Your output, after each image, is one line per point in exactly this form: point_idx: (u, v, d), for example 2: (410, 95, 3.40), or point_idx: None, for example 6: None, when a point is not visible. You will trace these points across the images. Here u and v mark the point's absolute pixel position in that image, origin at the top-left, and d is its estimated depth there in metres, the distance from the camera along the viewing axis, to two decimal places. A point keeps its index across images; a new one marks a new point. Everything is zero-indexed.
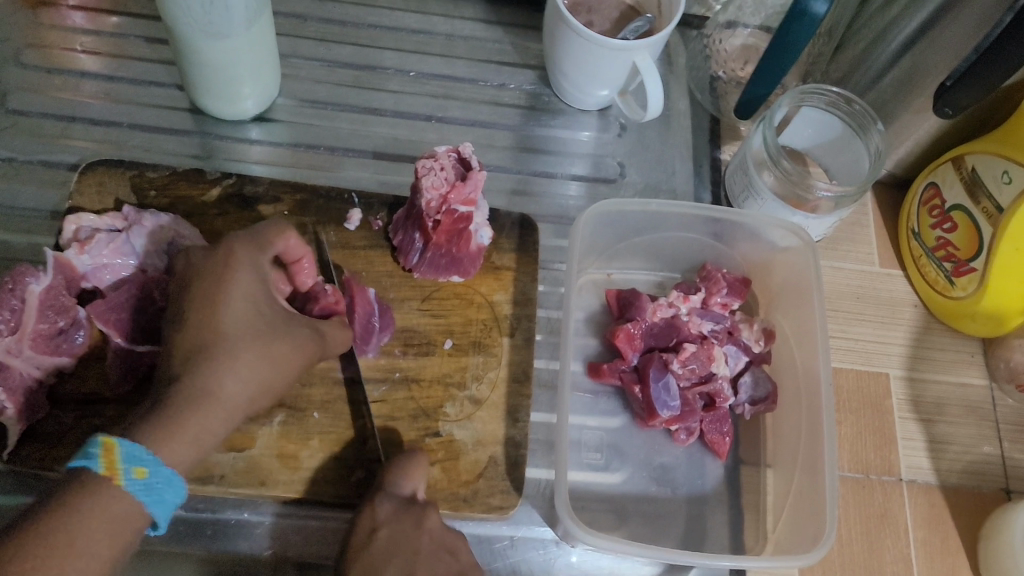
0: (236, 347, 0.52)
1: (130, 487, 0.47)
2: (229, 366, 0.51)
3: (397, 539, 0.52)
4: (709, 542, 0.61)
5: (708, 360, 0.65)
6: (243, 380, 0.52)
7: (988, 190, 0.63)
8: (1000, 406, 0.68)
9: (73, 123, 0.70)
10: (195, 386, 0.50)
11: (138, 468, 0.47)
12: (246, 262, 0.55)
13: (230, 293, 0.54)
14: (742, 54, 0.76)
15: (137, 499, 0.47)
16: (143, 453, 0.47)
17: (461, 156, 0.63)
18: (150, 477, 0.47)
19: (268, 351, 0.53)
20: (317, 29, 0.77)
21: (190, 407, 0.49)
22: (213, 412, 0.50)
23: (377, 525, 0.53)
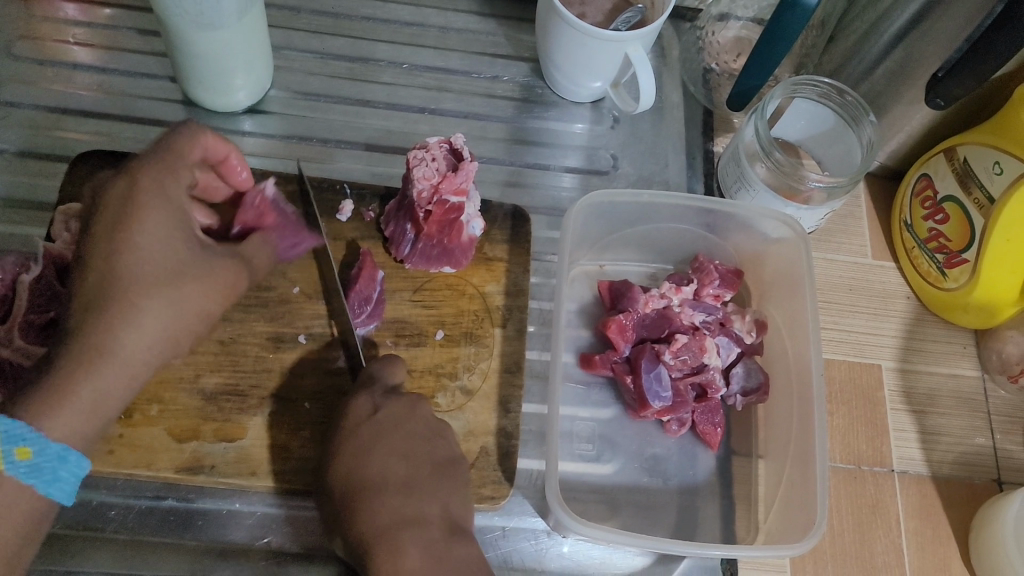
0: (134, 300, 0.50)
1: (15, 471, 0.46)
2: (124, 321, 0.49)
3: (396, 420, 0.56)
4: (700, 533, 0.61)
5: (700, 351, 0.65)
6: (141, 334, 0.50)
7: (979, 181, 0.63)
8: (992, 398, 0.68)
9: (64, 114, 0.70)
10: (90, 343, 0.48)
11: (22, 450, 0.46)
12: (149, 189, 0.51)
13: (135, 235, 0.50)
14: (735, 46, 0.76)
15: (24, 482, 0.46)
16: (23, 431, 0.46)
17: (453, 147, 0.63)
18: (35, 458, 0.47)
19: (170, 303, 0.51)
20: (311, 22, 0.77)
21: (84, 367, 0.48)
22: (110, 368, 0.49)
23: (375, 410, 0.56)
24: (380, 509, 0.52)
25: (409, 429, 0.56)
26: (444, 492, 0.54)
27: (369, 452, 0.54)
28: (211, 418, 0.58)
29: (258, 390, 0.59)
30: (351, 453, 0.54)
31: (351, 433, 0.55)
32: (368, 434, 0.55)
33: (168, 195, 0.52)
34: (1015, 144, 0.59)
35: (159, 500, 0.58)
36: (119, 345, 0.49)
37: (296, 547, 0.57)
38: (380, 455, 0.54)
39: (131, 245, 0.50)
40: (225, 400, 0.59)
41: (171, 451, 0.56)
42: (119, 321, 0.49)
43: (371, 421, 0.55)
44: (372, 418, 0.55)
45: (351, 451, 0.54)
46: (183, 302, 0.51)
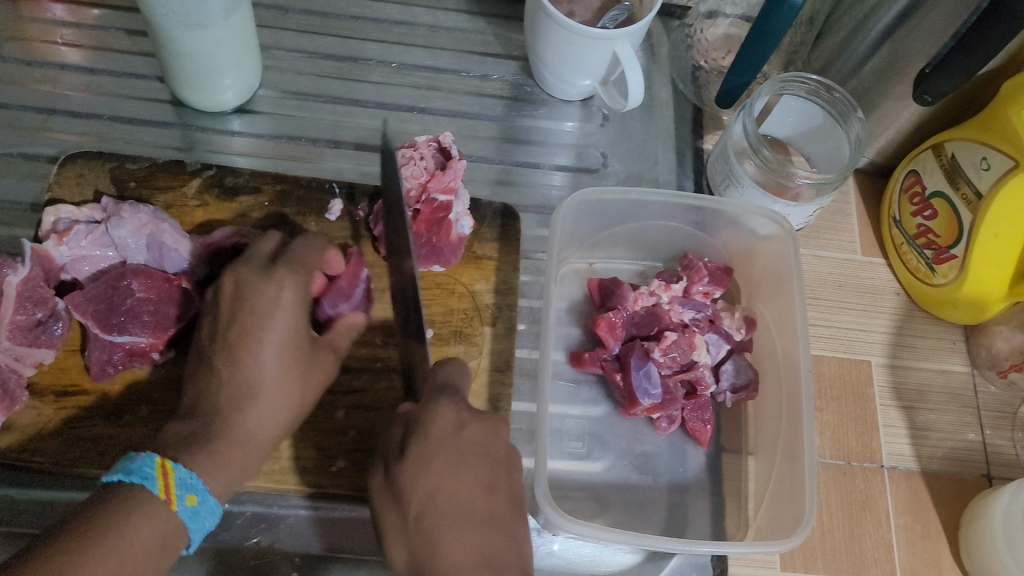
0: (277, 388, 0.54)
1: (181, 513, 0.48)
2: (269, 403, 0.53)
3: (480, 441, 0.49)
4: (690, 529, 0.61)
5: (689, 348, 0.65)
6: (279, 415, 0.54)
7: (967, 176, 0.63)
8: (982, 393, 0.68)
9: (53, 115, 0.70)
10: (234, 425, 0.52)
11: (191, 495, 0.48)
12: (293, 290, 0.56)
13: (276, 332, 0.54)
14: (724, 43, 0.76)
15: (183, 524, 0.48)
16: (196, 480, 0.49)
17: (442, 146, 0.65)
18: (199, 505, 0.49)
19: (301, 389, 0.55)
20: (299, 21, 0.77)
21: (234, 444, 0.52)
22: (248, 449, 0.52)
23: (461, 425, 0.49)
24: (459, 544, 0.45)
25: (492, 453, 0.49)
26: (522, 533, 0.47)
27: (452, 474, 0.47)
28: None
29: None
30: (427, 471, 0.47)
31: (433, 446, 0.48)
32: (451, 451, 0.48)
33: (302, 297, 0.56)
34: (1002, 140, 0.60)
35: None
36: (261, 423, 0.53)
37: (285, 546, 0.57)
38: (461, 476, 0.47)
39: (272, 341, 0.54)
40: None
41: None
42: (262, 403, 0.53)
43: (455, 438, 0.48)
44: (458, 435, 0.49)
45: (431, 469, 0.47)
46: (311, 386, 0.56)
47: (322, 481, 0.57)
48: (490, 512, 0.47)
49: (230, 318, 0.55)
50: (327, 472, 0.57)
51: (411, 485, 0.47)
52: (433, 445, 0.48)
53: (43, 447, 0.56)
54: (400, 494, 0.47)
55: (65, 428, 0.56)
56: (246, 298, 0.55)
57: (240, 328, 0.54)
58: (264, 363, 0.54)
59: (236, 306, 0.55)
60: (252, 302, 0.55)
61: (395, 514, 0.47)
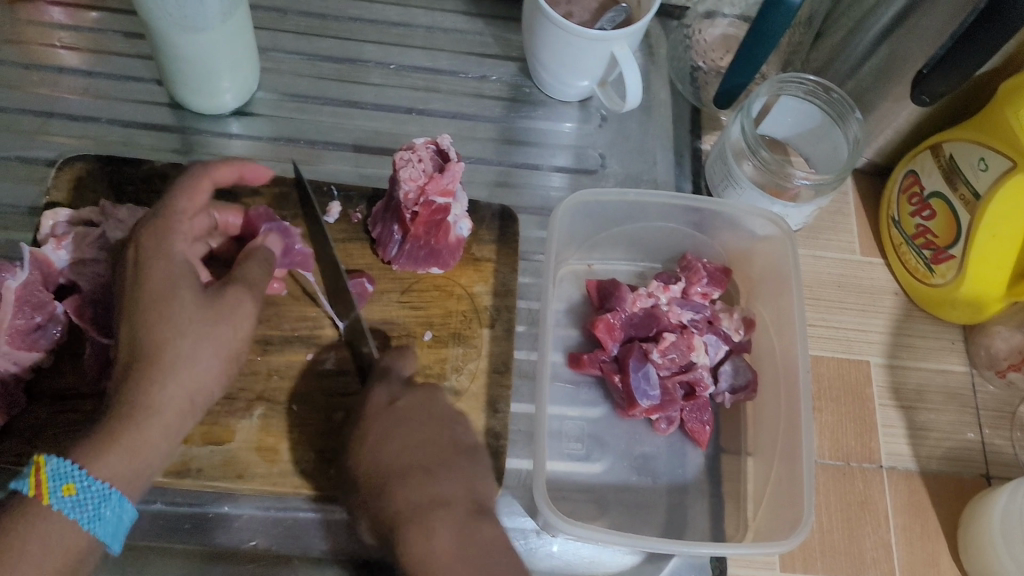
0: (157, 349, 0.51)
1: (60, 505, 0.47)
2: (148, 373, 0.50)
3: (414, 405, 0.56)
4: (689, 531, 0.61)
5: (688, 349, 0.65)
6: (166, 380, 0.51)
7: (965, 177, 0.63)
8: (981, 393, 0.68)
9: (51, 118, 0.70)
10: (122, 404, 0.50)
11: (66, 485, 0.47)
12: (158, 257, 0.53)
13: (150, 299, 0.52)
14: (722, 44, 0.77)
15: (70, 517, 0.47)
16: (70, 468, 0.47)
17: (439, 147, 0.63)
18: (79, 493, 0.47)
19: (196, 355, 0.52)
20: (297, 23, 0.77)
21: (124, 423, 0.49)
22: (143, 425, 0.49)
23: (394, 399, 0.56)
24: (407, 490, 0.51)
25: (428, 416, 0.55)
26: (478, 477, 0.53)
27: (393, 439, 0.54)
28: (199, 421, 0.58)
29: (246, 393, 0.59)
30: (369, 440, 0.54)
31: (370, 420, 0.55)
32: (385, 420, 0.55)
33: (174, 256, 0.54)
34: (999, 140, 0.59)
35: (150, 504, 0.58)
36: (147, 392, 0.50)
37: (285, 549, 0.57)
38: (404, 437, 0.54)
39: (148, 309, 0.52)
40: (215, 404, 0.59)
41: None
42: (141, 370, 0.50)
43: (391, 409, 0.55)
44: (391, 406, 0.55)
45: (370, 439, 0.54)
46: (200, 337, 0.52)
47: (321, 484, 0.57)
48: (437, 461, 0.53)
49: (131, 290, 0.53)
50: (325, 475, 0.57)
51: (358, 455, 0.54)
52: (368, 420, 0.55)
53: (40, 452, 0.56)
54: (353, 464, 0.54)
55: (64, 433, 0.56)
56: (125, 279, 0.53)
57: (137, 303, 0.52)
58: (155, 334, 0.51)
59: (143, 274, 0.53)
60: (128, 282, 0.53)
61: (354, 487, 0.53)
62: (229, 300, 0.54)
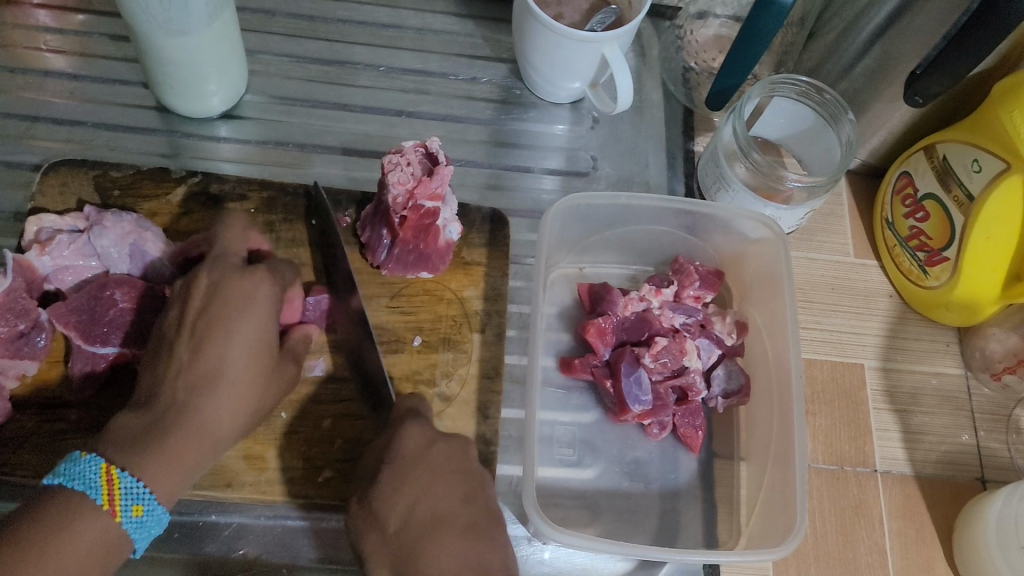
0: (242, 383, 0.52)
1: (125, 524, 0.47)
2: (228, 401, 0.52)
3: (452, 457, 0.52)
4: (682, 538, 0.60)
5: (680, 354, 0.64)
6: (237, 412, 0.52)
7: (959, 178, 0.62)
8: (975, 396, 0.67)
9: (37, 122, 0.69)
10: (193, 422, 0.50)
11: (136, 507, 0.47)
12: (266, 294, 0.55)
13: (246, 328, 0.53)
14: (715, 44, 0.76)
15: (129, 537, 0.47)
16: (142, 491, 0.47)
17: (428, 151, 0.62)
18: (145, 517, 0.48)
19: (262, 388, 0.54)
20: (286, 25, 0.76)
21: (189, 442, 0.50)
22: (200, 448, 0.50)
23: (431, 443, 0.53)
24: (445, 552, 0.46)
25: (464, 468, 0.52)
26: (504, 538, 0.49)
27: (429, 484, 0.50)
28: None
29: None
30: (400, 490, 0.50)
31: (409, 464, 0.51)
32: (423, 467, 0.51)
33: (276, 296, 0.56)
34: (994, 141, 0.59)
35: None
36: (218, 416, 0.51)
37: (273, 559, 0.56)
38: (440, 489, 0.50)
39: (242, 336, 0.53)
40: None
41: None
42: (224, 395, 0.52)
43: (425, 454, 0.52)
44: (428, 451, 0.52)
45: (404, 484, 0.50)
46: (273, 387, 0.55)
47: (309, 492, 0.57)
48: (471, 519, 0.49)
49: (202, 309, 0.54)
50: (313, 482, 0.57)
51: (385, 503, 0.49)
52: (406, 461, 0.51)
53: (24, 461, 0.55)
54: (376, 513, 0.49)
55: (50, 441, 0.56)
56: (216, 294, 0.54)
57: (212, 323, 0.53)
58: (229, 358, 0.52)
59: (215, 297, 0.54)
60: (223, 300, 0.54)
61: (377, 540, 0.48)
62: (291, 366, 0.57)
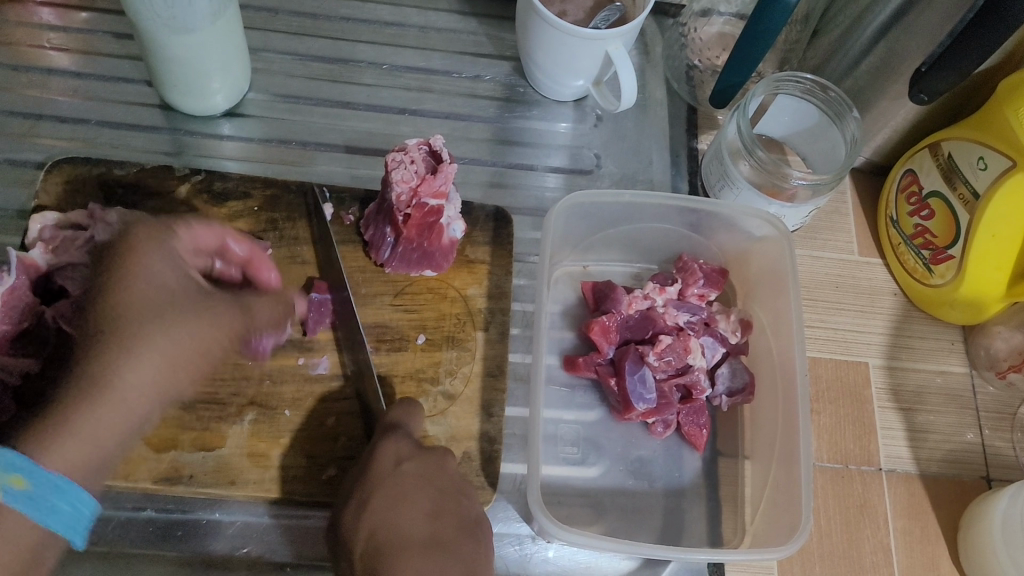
0: (145, 331, 0.51)
1: (13, 500, 0.45)
2: (131, 360, 0.50)
3: (423, 473, 0.53)
4: (686, 536, 0.60)
5: (685, 352, 0.64)
6: (146, 379, 0.50)
7: (964, 176, 0.62)
8: (981, 394, 0.67)
9: (40, 120, 0.69)
10: (92, 380, 0.49)
11: (15, 478, 0.45)
12: (159, 247, 0.54)
13: (139, 277, 0.52)
14: (718, 42, 0.75)
15: (24, 512, 0.45)
16: (16, 462, 0.45)
17: (432, 148, 0.62)
18: (32, 488, 0.46)
19: (177, 334, 0.51)
20: (289, 23, 0.76)
21: (89, 405, 0.49)
22: (106, 408, 0.49)
23: (402, 460, 0.53)
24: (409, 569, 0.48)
25: (436, 483, 0.53)
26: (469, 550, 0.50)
27: (397, 503, 0.52)
28: (190, 427, 0.57)
29: (238, 399, 0.59)
30: (368, 510, 0.51)
31: (377, 484, 0.52)
32: (391, 486, 0.52)
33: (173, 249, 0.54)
34: (999, 139, 0.59)
35: (139, 511, 0.56)
36: (123, 371, 0.50)
37: (277, 556, 0.56)
38: (406, 508, 0.51)
39: (135, 287, 0.52)
40: (205, 409, 0.58)
41: (149, 462, 0.56)
42: (125, 352, 0.50)
43: (396, 472, 0.53)
44: (398, 469, 0.53)
45: (371, 504, 0.51)
46: (200, 335, 0.53)
47: (312, 489, 0.57)
48: (434, 535, 0.51)
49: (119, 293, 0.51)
50: (317, 480, 0.57)
51: (354, 523, 0.51)
52: (376, 481, 0.52)
53: None
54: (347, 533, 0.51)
55: None
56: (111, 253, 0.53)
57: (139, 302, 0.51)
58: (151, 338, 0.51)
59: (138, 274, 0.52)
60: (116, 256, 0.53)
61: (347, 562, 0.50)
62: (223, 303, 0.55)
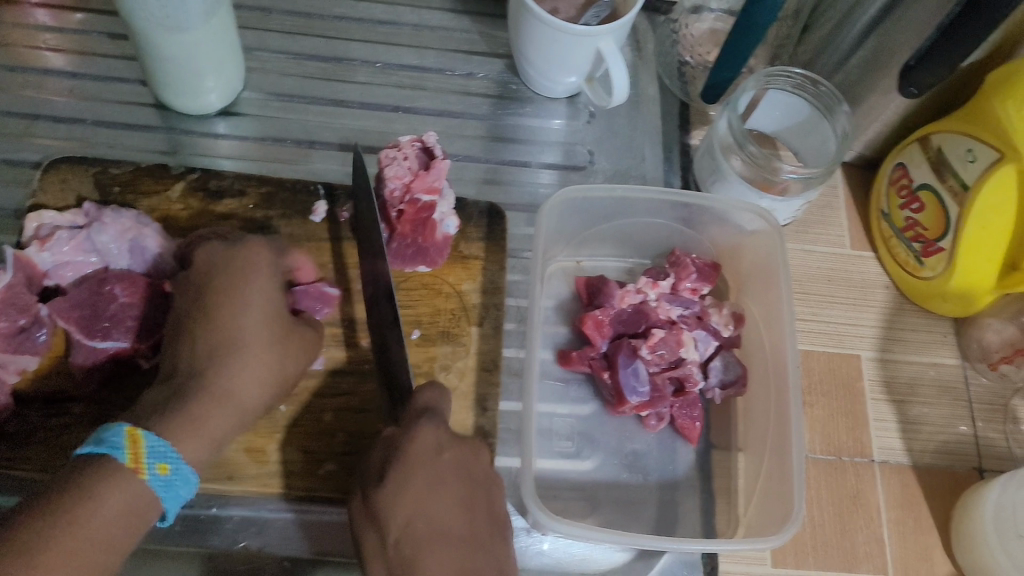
0: (250, 350, 0.55)
1: (152, 482, 0.49)
2: (237, 368, 0.54)
3: (459, 464, 0.51)
4: (680, 527, 0.61)
5: (677, 346, 0.65)
6: (252, 376, 0.55)
7: (953, 168, 0.62)
8: (973, 385, 0.68)
9: (36, 121, 0.70)
10: (215, 383, 0.53)
11: (161, 464, 0.49)
12: (262, 264, 0.58)
13: (252, 294, 0.57)
14: (710, 38, 0.76)
15: (155, 495, 0.49)
16: (166, 449, 0.50)
17: (425, 145, 0.63)
18: (171, 474, 0.49)
19: (281, 358, 0.56)
20: (283, 22, 0.76)
21: (212, 404, 0.53)
22: (220, 410, 0.53)
23: (441, 448, 0.51)
24: (440, 564, 0.46)
25: (470, 475, 0.51)
26: (501, 550, 0.49)
27: (431, 494, 0.49)
28: None
29: None
30: (406, 497, 0.48)
31: (414, 467, 0.50)
32: (429, 474, 0.50)
33: (273, 265, 0.59)
34: (987, 131, 0.59)
35: None
36: (241, 384, 0.54)
37: (277, 550, 0.56)
38: (442, 498, 0.49)
39: (247, 303, 0.56)
40: None
41: None
42: (239, 358, 0.54)
43: (436, 459, 0.50)
44: (437, 457, 0.51)
45: (409, 491, 0.48)
46: (291, 355, 0.57)
47: (311, 484, 0.57)
48: (471, 533, 0.49)
49: (206, 286, 0.57)
50: (315, 475, 0.57)
51: (390, 509, 0.48)
52: (412, 464, 0.50)
53: (29, 456, 0.55)
54: (379, 520, 0.48)
55: (53, 435, 0.56)
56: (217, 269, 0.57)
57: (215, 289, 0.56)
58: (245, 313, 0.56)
59: (203, 303, 0.56)
60: (223, 272, 0.57)
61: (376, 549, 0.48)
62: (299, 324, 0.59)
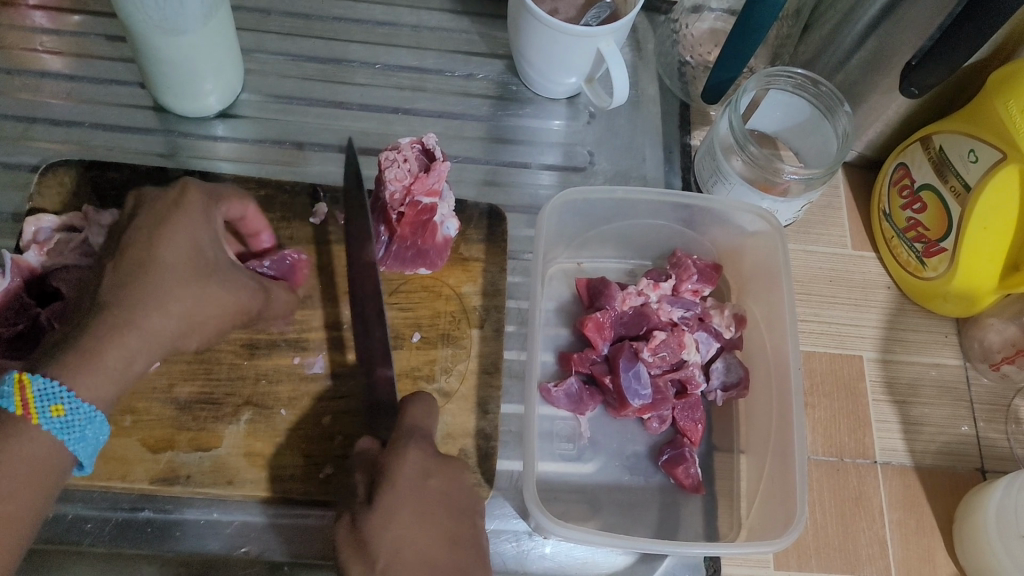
0: (166, 287, 0.53)
1: (47, 426, 0.49)
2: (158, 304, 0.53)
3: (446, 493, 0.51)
4: (682, 531, 0.60)
5: (679, 347, 0.65)
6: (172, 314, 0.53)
7: (955, 169, 0.62)
8: (974, 386, 0.67)
9: (34, 124, 0.70)
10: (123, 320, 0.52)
11: (55, 407, 0.49)
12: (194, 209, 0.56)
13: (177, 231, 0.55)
14: (711, 38, 0.75)
15: (57, 439, 0.49)
16: (56, 391, 0.49)
17: (425, 147, 0.62)
18: (67, 417, 0.49)
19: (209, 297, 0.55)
20: (282, 23, 0.76)
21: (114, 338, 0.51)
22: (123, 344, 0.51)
23: (428, 475, 0.51)
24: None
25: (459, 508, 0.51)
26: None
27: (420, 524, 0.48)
28: (186, 427, 0.58)
29: (234, 398, 0.59)
30: (396, 526, 0.47)
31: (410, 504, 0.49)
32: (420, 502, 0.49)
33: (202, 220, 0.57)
34: (990, 131, 0.59)
35: (136, 512, 0.56)
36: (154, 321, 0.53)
37: (273, 556, 0.56)
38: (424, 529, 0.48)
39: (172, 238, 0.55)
40: (201, 409, 0.58)
41: (145, 461, 0.57)
42: (150, 297, 0.53)
43: (422, 486, 0.50)
44: (424, 484, 0.50)
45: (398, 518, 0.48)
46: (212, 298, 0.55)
47: (311, 489, 0.57)
48: (448, 562, 0.47)
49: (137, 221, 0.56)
50: (315, 479, 0.57)
51: (373, 536, 0.47)
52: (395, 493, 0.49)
53: None
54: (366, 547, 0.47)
55: None
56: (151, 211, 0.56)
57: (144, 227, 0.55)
58: (165, 262, 0.54)
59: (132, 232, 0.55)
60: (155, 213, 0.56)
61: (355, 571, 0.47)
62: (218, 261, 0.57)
